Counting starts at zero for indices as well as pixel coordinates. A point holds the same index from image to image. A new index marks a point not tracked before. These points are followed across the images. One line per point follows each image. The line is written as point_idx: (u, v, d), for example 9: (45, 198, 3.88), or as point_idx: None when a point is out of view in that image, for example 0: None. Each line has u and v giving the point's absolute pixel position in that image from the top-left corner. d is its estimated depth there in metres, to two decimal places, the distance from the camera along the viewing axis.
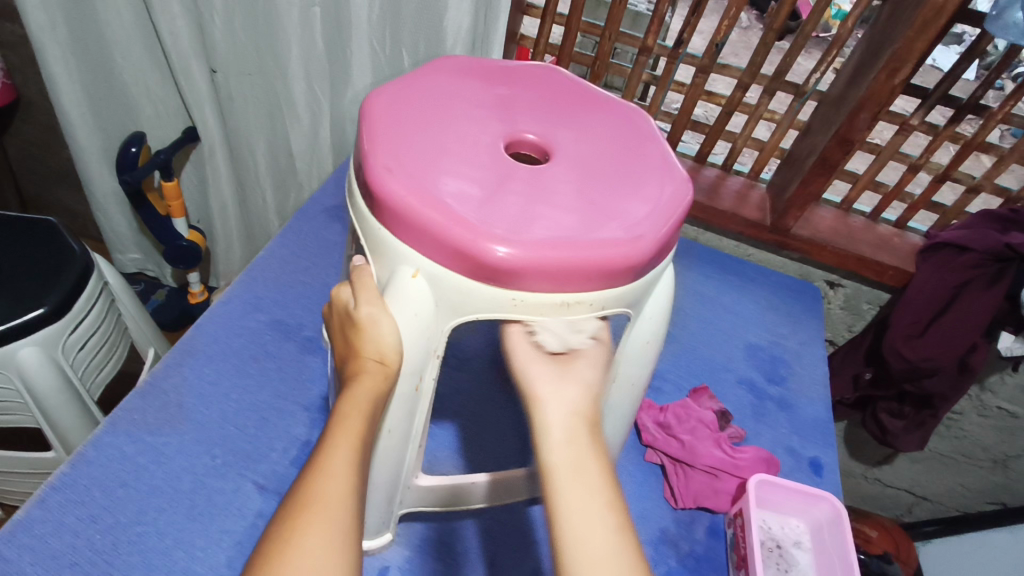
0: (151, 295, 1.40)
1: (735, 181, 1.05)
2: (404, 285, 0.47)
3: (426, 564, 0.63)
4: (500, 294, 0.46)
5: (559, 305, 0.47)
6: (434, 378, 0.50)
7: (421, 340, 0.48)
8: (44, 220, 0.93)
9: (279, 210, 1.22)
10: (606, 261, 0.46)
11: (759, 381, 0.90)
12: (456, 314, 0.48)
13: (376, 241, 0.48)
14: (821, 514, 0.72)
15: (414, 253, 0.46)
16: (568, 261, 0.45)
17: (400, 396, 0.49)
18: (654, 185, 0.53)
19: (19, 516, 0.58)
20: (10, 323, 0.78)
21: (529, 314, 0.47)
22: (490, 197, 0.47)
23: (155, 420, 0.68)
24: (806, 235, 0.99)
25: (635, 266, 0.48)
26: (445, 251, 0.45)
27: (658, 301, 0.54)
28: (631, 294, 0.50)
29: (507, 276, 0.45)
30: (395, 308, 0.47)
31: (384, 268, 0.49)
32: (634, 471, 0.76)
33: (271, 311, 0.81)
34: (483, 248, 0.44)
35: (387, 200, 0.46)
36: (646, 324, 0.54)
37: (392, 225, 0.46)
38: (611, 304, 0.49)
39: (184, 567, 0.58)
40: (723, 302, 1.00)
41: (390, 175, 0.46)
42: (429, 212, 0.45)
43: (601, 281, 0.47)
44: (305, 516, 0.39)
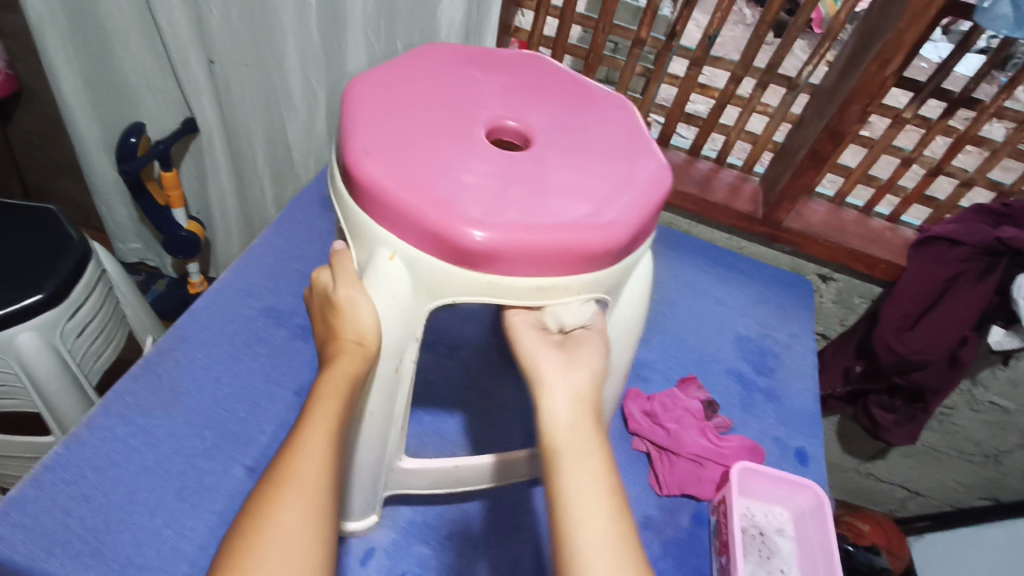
0: (151, 284, 1.43)
1: (728, 174, 1.05)
2: (382, 267, 0.48)
3: (412, 546, 0.65)
4: (476, 278, 0.47)
5: (534, 290, 0.48)
6: (414, 360, 0.51)
7: (399, 322, 0.49)
8: (44, 208, 0.94)
9: (276, 200, 1.23)
10: (582, 245, 0.47)
11: (748, 372, 0.91)
12: (434, 298, 0.49)
13: (356, 225, 0.49)
14: (804, 503, 0.73)
15: (391, 236, 0.47)
16: (544, 245, 0.46)
17: (380, 378, 0.50)
18: (635, 173, 0.53)
19: (13, 494, 0.59)
20: (10, 308, 0.80)
21: (505, 297, 0.48)
22: (469, 181, 0.48)
23: (147, 403, 0.69)
24: (797, 228, 0.99)
25: (612, 252, 0.48)
26: (422, 233, 0.46)
27: (637, 288, 0.54)
28: (608, 280, 0.51)
29: (483, 260, 0.46)
30: (373, 291, 0.48)
31: (364, 252, 0.50)
32: (620, 459, 0.77)
33: (263, 298, 0.83)
34: (459, 231, 0.45)
35: (366, 183, 0.47)
36: (624, 310, 0.55)
37: (371, 209, 0.47)
38: (586, 289, 0.50)
39: (173, 546, 0.60)
40: (714, 294, 1.01)
41: (370, 159, 0.47)
42: (407, 195, 0.46)
43: (576, 265, 0.48)
44: (283, 493, 0.40)
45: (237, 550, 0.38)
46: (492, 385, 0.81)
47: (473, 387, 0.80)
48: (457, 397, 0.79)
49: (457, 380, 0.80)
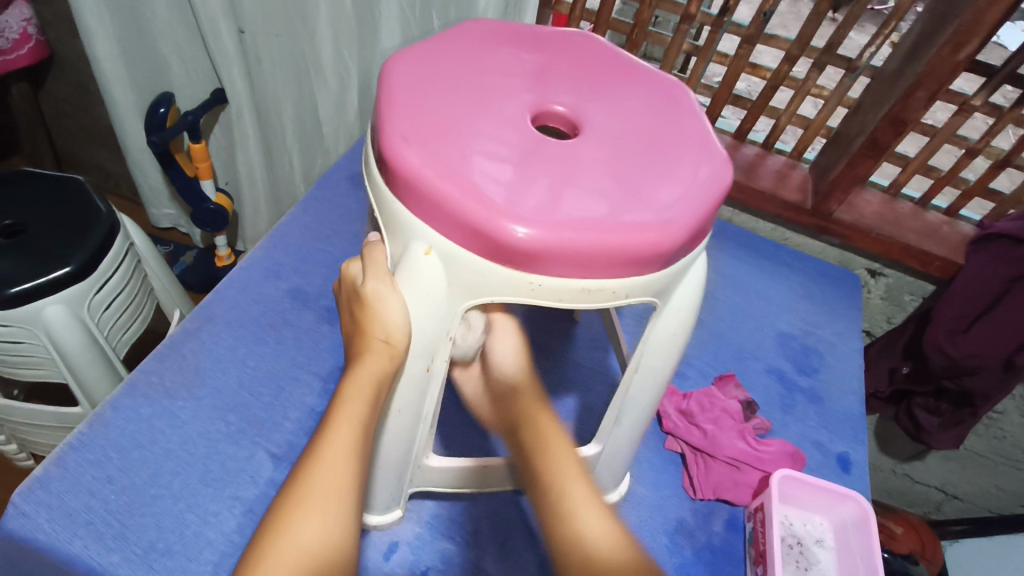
0: (179, 257, 1.41)
1: (775, 161, 0.99)
2: (417, 262, 0.45)
3: (437, 541, 0.63)
4: (517, 277, 0.44)
5: (578, 292, 0.45)
6: (446, 360, 0.48)
7: (431, 321, 0.46)
8: (74, 178, 0.93)
9: (305, 174, 1.22)
10: (632, 247, 0.43)
11: (789, 371, 0.87)
12: (470, 296, 0.45)
13: (390, 215, 0.46)
14: (846, 514, 0.69)
15: (427, 228, 0.44)
16: (592, 247, 0.42)
17: (410, 377, 0.48)
18: (694, 167, 0.49)
19: (38, 473, 0.58)
20: (39, 280, 0.79)
21: (547, 299, 0.45)
22: (514, 174, 0.44)
23: (172, 383, 0.68)
24: (848, 220, 0.94)
25: (665, 254, 0.45)
26: (460, 228, 0.43)
27: (687, 290, 0.51)
28: (658, 282, 0.47)
29: (526, 259, 0.42)
30: (405, 286, 0.45)
31: (398, 245, 0.47)
32: (652, 459, 0.74)
33: (290, 279, 0.81)
34: (501, 228, 0.41)
35: (401, 171, 0.43)
36: (673, 313, 0.51)
37: (407, 199, 0.44)
38: (635, 292, 0.46)
39: (195, 532, 0.59)
40: (756, 288, 0.96)
41: (406, 145, 0.44)
42: (446, 186, 0.42)
43: (626, 267, 0.44)
44: (299, 502, 0.41)
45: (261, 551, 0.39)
46: None
47: None
48: None
49: None
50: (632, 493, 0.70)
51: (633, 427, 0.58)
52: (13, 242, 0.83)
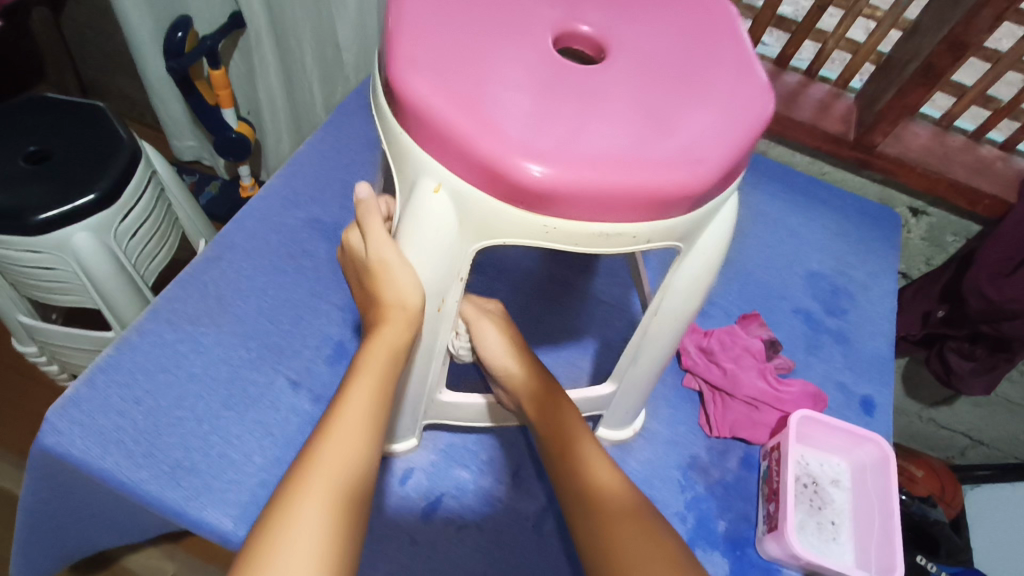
0: (204, 186, 1.40)
1: (819, 89, 0.93)
2: (425, 200, 0.43)
3: (451, 468, 0.64)
4: (532, 220, 0.42)
5: (595, 236, 0.43)
6: (457, 300, 0.48)
7: (442, 263, 0.45)
8: (94, 104, 0.92)
9: (325, 102, 1.18)
10: (656, 188, 0.41)
11: (817, 312, 0.84)
12: (482, 238, 0.44)
13: (398, 149, 0.44)
14: (865, 455, 0.68)
15: (437, 164, 0.42)
16: (612, 188, 0.40)
17: (421, 317, 0.48)
18: (731, 97, 0.46)
19: (70, 392, 0.61)
20: (65, 207, 0.80)
21: (563, 243, 0.43)
22: (532, 104, 0.42)
23: (195, 310, 0.69)
24: (893, 154, 0.88)
25: (692, 196, 0.42)
26: (470, 166, 0.41)
27: (714, 233, 0.48)
28: (682, 227, 0.45)
29: (541, 200, 0.40)
30: (415, 228, 0.44)
31: (406, 183, 0.45)
32: (670, 396, 0.73)
33: (309, 209, 0.80)
34: (515, 166, 0.39)
35: (408, 102, 0.41)
36: (696, 259, 0.49)
37: (416, 131, 0.42)
38: (657, 237, 0.44)
39: (220, 452, 0.61)
40: (788, 225, 0.92)
41: (415, 72, 0.42)
42: (457, 118, 0.40)
43: (647, 210, 0.42)
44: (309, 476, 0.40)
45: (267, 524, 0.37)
46: (539, 311, 0.77)
47: (522, 312, 0.76)
48: None
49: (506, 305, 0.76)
50: (647, 429, 0.70)
51: (650, 366, 0.57)
52: (38, 168, 0.84)
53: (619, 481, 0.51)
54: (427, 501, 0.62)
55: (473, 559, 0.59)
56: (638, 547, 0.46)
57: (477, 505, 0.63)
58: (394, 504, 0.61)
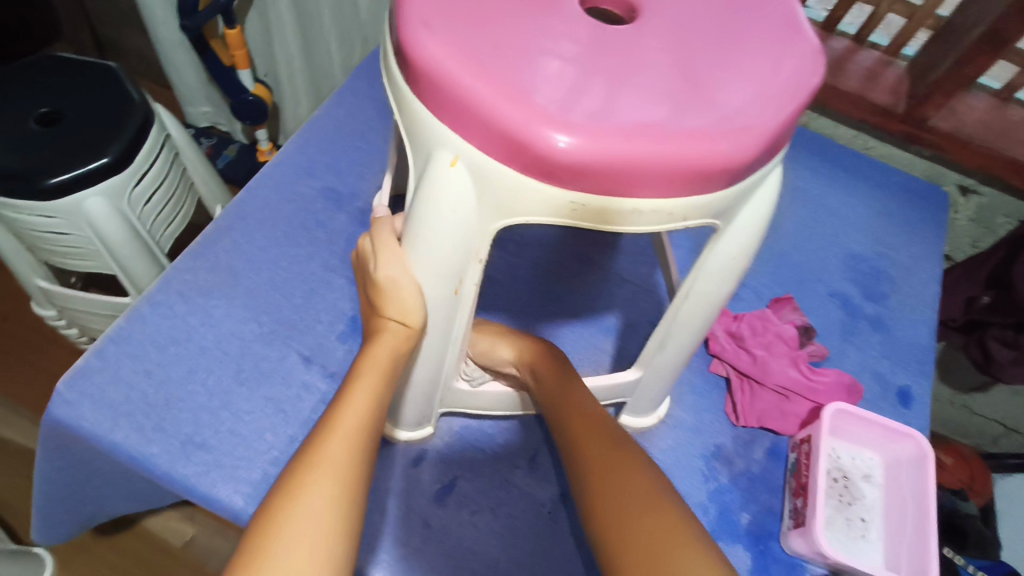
0: (222, 150, 1.37)
1: (867, 57, 0.86)
2: (441, 174, 0.39)
3: (466, 451, 0.63)
4: (558, 195, 0.38)
5: (629, 213, 0.39)
6: (476, 283, 0.45)
7: (459, 242, 0.42)
8: (105, 64, 0.89)
9: (344, 63, 1.15)
10: (695, 161, 0.37)
11: (855, 296, 0.80)
12: (503, 216, 0.40)
13: (410, 119, 0.41)
14: (900, 451, 0.65)
15: (453, 134, 0.39)
16: (646, 159, 0.36)
17: (438, 299, 0.45)
18: (778, 62, 0.41)
19: (80, 364, 0.59)
20: (76, 171, 0.78)
21: (591, 221, 0.40)
22: (558, 67, 0.38)
23: (206, 282, 0.67)
24: (944, 128, 0.82)
25: (734, 170, 0.38)
26: (490, 135, 0.37)
27: (755, 208, 0.44)
28: (723, 201, 0.41)
29: (567, 174, 0.37)
30: (428, 203, 0.40)
31: (420, 157, 0.42)
32: (695, 381, 0.70)
33: (324, 178, 0.77)
34: (539, 135, 0.36)
35: (421, 65, 0.38)
36: (735, 238, 0.44)
37: (429, 100, 0.38)
38: (695, 215, 0.41)
39: (231, 428, 0.59)
40: (826, 203, 0.87)
41: (429, 34, 0.38)
42: (474, 82, 0.36)
43: (685, 184, 0.38)
44: (309, 475, 0.38)
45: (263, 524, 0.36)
46: (561, 290, 0.74)
47: (543, 290, 0.73)
48: (523, 299, 0.72)
49: (526, 282, 0.73)
50: (671, 415, 0.68)
51: (677, 354, 0.54)
52: (49, 130, 0.81)
53: (605, 418, 0.51)
54: (440, 485, 0.60)
55: (487, 545, 0.58)
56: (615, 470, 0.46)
57: (492, 489, 0.61)
58: (406, 487, 0.59)
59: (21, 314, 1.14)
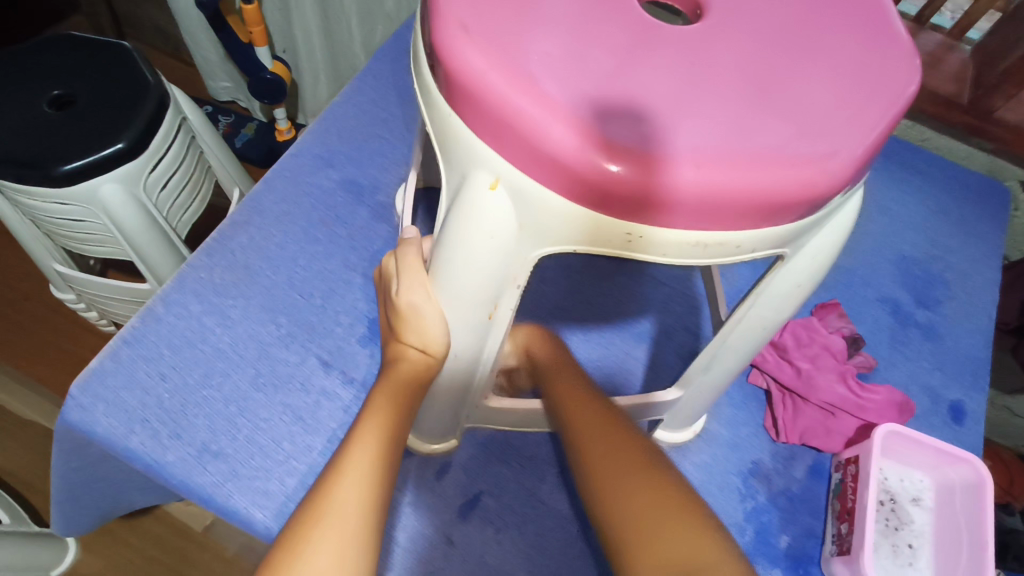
0: (240, 128, 1.32)
1: (928, 40, 0.79)
2: (478, 197, 0.36)
3: (490, 464, 0.60)
4: (612, 224, 0.35)
5: (691, 245, 0.36)
6: (512, 308, 0.42)
7: (498, 267, 0.38)
8: (117, 43, 0.86)
9: (364, 42, 1.10)
10: (770, 191, 0.33)
11: (906, 302, 0.75)
12: (546, 243, 0.37)
13: (445, 133, 0.37)
14: (955, 475, 0.61)
15: (493, 154, 0.35)
16: (713, 188, 0.32)
17: (471, 324, 0.42)
18: (864, 71, 0.37)
19: (93, 366, 0.57)
20: (90, 158, 0.75)
21: (643, 252, 0.36)
22: (615, 81, 0.34)
23: (222, 280, 0.64)
24: (1012, 120, 0.75)
25: (812, 200, 0.34)
26: (535, 158, 0.33)
27: (827, 236, 0.40)
28: (794, 231, 0.37)
29: (620, 202, 0.33)
30: (463, 226, 0.37)
31: (454, 174, 0.38)
32: (733, 392, 0.67)
33: (344, 169, 0.73)
34: (591, 161, 0.32)
35: (459, 77, 0.34)
36: (801, 266, 0.41)
37: (467, 113, 0.35)
38: (764, 246, 0.37)
39: (248, 437, 0.57)
40: (877, 199, 0.82)
41: (467, 39, 0.34)
42: (519, 99, 0.33)
43: (755, 215, 0.34)
44: (319, 521, 0.37)
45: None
46: (592, 292, 0.70)
47: (573, 293, 0.70)
48: (552, 303, 0.69)
49: (555, 284, 0.70)
50: (707, 430, 0.64)
51: (723, 375, 0.51)
52: (62, 114, 0.78)
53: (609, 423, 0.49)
54: (464, 499, 0.58)
55: (513, 564, 0.55)
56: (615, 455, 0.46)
57: (518, 505, 0.58)
58: (429, 501, 0.57)
59: (42, 295, 1.13)
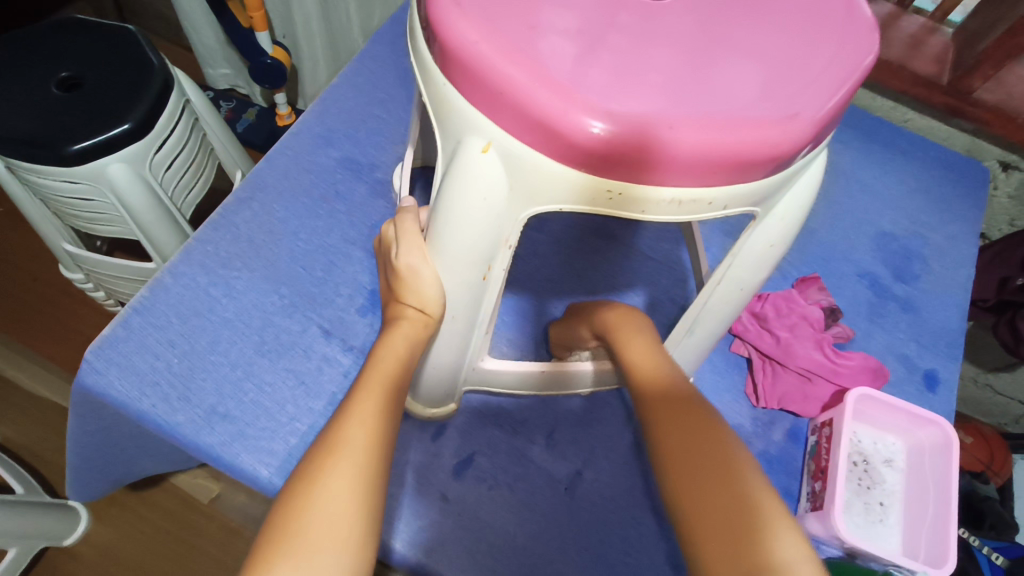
0: (241, 113, 1.34)
1: (910, 22, 0.81)
2: (471, 160, 0.38)
3: (483, 428, 0.63)
4: (595, 184, 0.38)
5: (668, 203, 0.38)
6: (505, 267, 0.44)
7: (489, 228, 0.41)
8: (122, 27, 0.88)
9: (363, 27, 1.13)
10: (738, 151, 0.36)
11: (884, 277, 0.77)
12: (534, 204, 0.40)
13: (440, 102, 0.40)
14: (925, 437, 0.64)
15: (484, 120, 0.38)
16: (690, 148, 0.35)
17: (466, 283, 0.45)
18: (828, 41, 0.40)
19: (107, 333, 0.60)
20: (98, 138, 0.77)
21: (624, 210, 0.39)
22: (596, 52, 0.36)
23: (228, 253, 0.67)
24: (990, 101, 0.77)
25: (778, 159, 0.37)
26: (523, 121, 0.36)
27: (794, 200, 0.44)
28: (763, 190, 0.40)
29: (602, 162, 0.36)
30: (457, 189, 0.39)
31: (449, 140, 0.41)
32: (715, 361, 0.70)
33: (343, 148, 0.76)
34: (574, 123, 0.35)
35: (452, 48, 0.36)
36: (771, 227, 0.44)
37: (460, 83, 0.38)
38: (735, 205, 0.40)
39: (254, 399, 0.60)
40: (859, 179, 0.84)
41: (459, 13, 0.37)
42: (507, 67, 0.35)
43: (727, 173, 0.37)
44: (332, 456, 0.40)
45: (289, 506, 0.38)
46: (581, 266, 0.73)
47: (563, 267, 0.73)
48: (543, 276, 0.72)
49: (546, 258, 0.73)
50: None
51: (706, 337, 0.54)
52: (70, 95, 0.80)
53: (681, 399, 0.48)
54: (459, 459, 0.61)
55: (504, 519, 0.58)
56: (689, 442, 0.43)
57: (510, 464, 0.61)
58: (425, 461, 0.60)
59: (49, 276, 1.16)
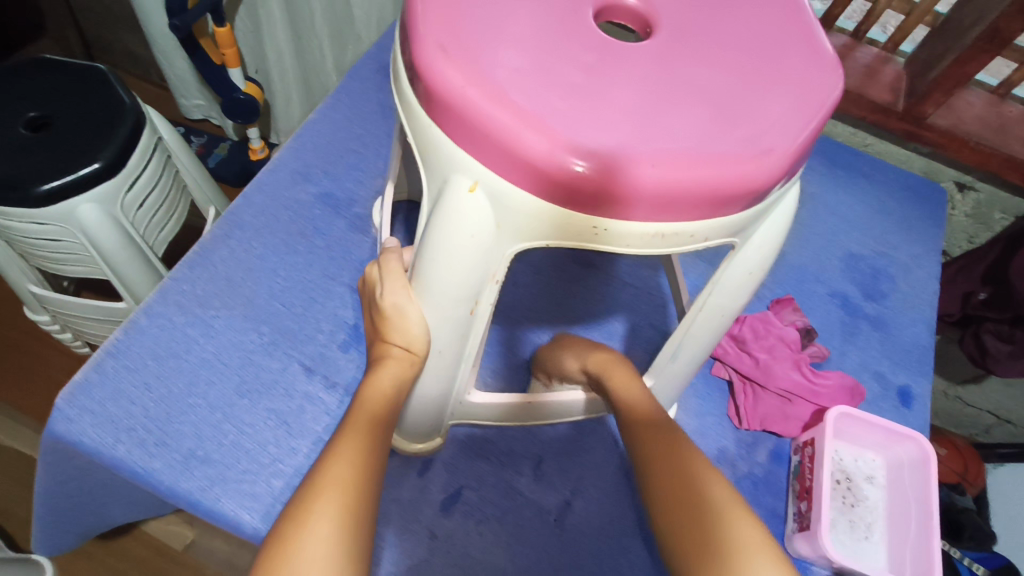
0: (213, 148, 1.34)
1: (865, 53, 0.85)
2: (458, 199, 0.39)
3: (470, 462, 0.62)
4: (581, 221, 0.38)
5: (652, 237, 0.39)
6: (492, 302, 0.45)
7: (478, 264, 0.41)
8: (93, 66, 0.87)
9: (336, 63, 1.13)
10: (718, 187, 0.37)
11: (855, 296, 0.80)
12: (521, 240, 0.40)
13: (425, 142, 0.40)
14: (904, 453, 0.65)
15: (471, 159, 0.38)
16: (670, 184, 0.36)
17: (453, 319, 0.45)
18: (791, 80, 0.41)
19: (79, 379, 0.58)
20: (66, 178, 0.75)
21: (609, 245, 0.40)
22: (577, 92, 0.37)
23: (205, 293, 0.66)
24: (944, 126, 0.80)
25: (755, 192, 0.38)
26: (509, 161, 0.37)
27: (771, 228, 0.45)
28: (741, 222, 0.41)
29: (587, 199, 0.37)
30: (445, 227, 0.40)
31: (435, 179, 0.41)
32: (698, 384, 0.71)
33: (321, 183, 0.76)
34: (559, 162, 0.36)
35: (439, 93, 0.37)
36: (750, 256, 0.46)
37: (445, 124, 0.38)
38: (716, 235, 0.41)
39: (234, 441, 0.59)
40: (826, 202, 0.87)
41: (444, 57, 0.37)
42: (493, 110, 0.36)
43: (706, 207, 0.38)
44: (317, 498, 0.39)
45: (275, 553, 0.37)
46: (563, 295, 0.74)
47: (545, 296, 0.73)
48: (525, 306, 0.72)
49: (528, 288, 0.73)
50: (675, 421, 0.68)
51: (689, 364, 0.55)
52: (38, 136, 0.79)
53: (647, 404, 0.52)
54: (447, 495, 0.60)
55: (494, 554, 0.58)
56: (674, 490, 0.44)
57: (498, 497, 0.61)
58: (413, 498, 0.59)
59: (15, 318, 1.12)
